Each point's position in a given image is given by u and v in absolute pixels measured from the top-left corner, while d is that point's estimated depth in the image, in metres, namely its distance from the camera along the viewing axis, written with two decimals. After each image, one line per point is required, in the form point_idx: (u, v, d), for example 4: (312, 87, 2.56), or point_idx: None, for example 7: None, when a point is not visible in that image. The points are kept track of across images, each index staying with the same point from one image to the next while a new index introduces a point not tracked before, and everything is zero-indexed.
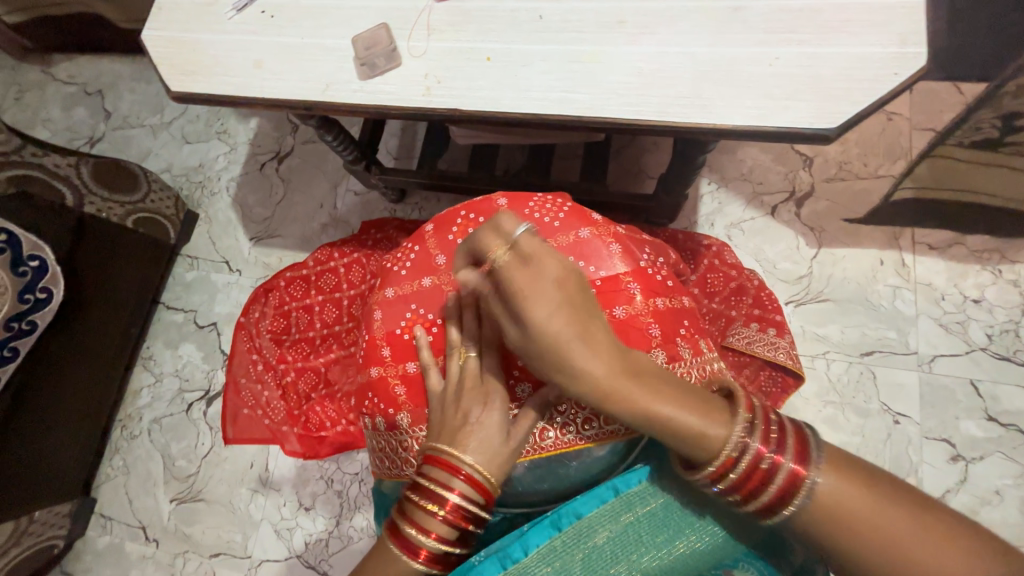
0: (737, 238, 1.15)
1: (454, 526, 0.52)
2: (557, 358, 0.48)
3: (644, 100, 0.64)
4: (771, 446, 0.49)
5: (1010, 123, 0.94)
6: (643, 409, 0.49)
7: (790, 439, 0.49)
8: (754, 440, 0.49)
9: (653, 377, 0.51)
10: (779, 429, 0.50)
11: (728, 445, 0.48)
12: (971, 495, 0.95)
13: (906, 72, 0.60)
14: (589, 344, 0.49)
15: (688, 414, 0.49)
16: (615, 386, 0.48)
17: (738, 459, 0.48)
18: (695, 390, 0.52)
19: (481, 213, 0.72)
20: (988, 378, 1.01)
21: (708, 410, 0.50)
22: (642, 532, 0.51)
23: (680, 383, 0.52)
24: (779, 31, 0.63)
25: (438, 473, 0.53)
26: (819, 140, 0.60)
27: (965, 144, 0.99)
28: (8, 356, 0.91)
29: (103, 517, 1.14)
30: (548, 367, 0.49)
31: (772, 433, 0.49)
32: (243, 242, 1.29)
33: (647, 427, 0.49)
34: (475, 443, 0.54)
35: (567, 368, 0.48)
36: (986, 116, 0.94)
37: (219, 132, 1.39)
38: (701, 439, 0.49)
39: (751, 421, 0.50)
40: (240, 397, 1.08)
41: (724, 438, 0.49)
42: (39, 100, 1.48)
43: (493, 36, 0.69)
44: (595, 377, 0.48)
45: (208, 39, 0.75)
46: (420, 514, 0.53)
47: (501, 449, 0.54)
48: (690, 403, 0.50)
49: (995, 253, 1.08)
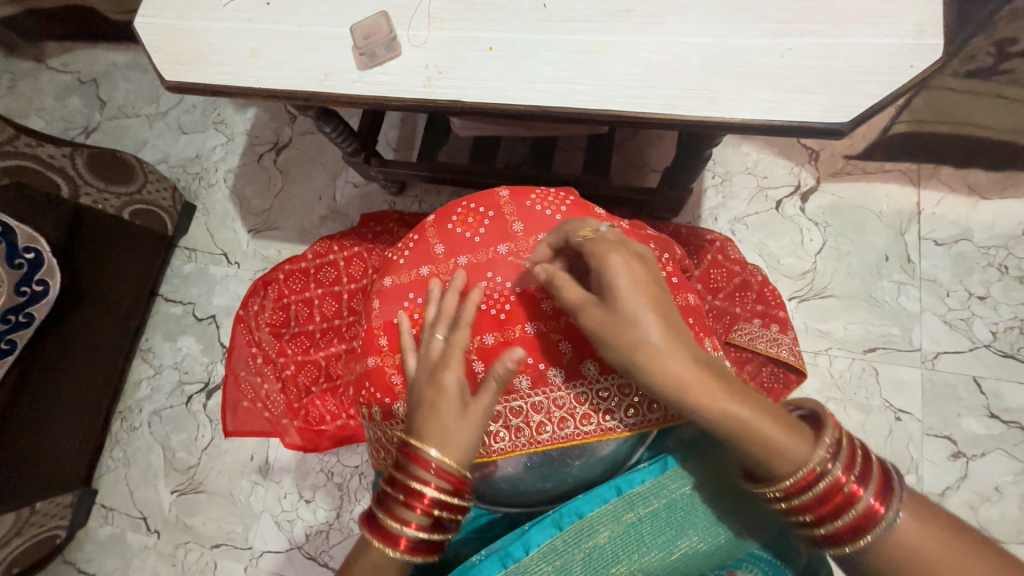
0: (741, 233, 1.13)
1: (429, 517, 0.51)
2: (633, 330, 0.50)
3: (650, 92, 0.62)
4: (852, 476, 0.48)
5: (1005, 50, 0.89)
6: (715, 407, 0.47)
7: (875, 474, 0.48)
8: (835, 467, 0.47)
9: (732, 383, 0.50)
10: (864, 462, 0.48)
11: (810, 460, 0.47)
12: (971, 491, 0.95)
13: (922, 65, 0.58)
14: (670, 329, 0.50)
15: (763, 416, 0.48)
16: (688, 374, 0.48)
17: (817, 479, 0.47)
18: (774, 404, 0.50)
19: (481, 204, 0.71)
20: (991, 375, 1.00)
21: (786, 420, 0.49)
22: (644, 532, 0.50)
23: (756, 393, 0.51)
24: (791, 21, 0.62)
25: (409, 465, 0.52)
26: (832, 135, 0.58)
27: (959, 74, 0.95)
28: (4, 349, 0.91)
29: (105, 508, 1.15)
30: (623, 342, 0.50)
31: (857, 463, 0.48)
32: (242, 234, 1.28)
33: (718, 422, 0.48)
34: (422, 425, 0.53)
35: (645, 346, 0.49)
36: (981, 44, 0.89)
37: (216, 122, 1.37)
38: (775, 450, 0.47)
39: (837, 448, 0.48)
40: (240, 389, 1.07)
41: (803, 457, 0.47)
42: (33, 89, 1.45)
43: (495, 26, 0.67)
44: (672, 356, 0.49)
45: (202, 26, 0.73)
46: (396, 507, 0.52)
47: (462, 426, 0.52)
48: (769, 409, 0.49)
49: (1002, 249, 1.06)
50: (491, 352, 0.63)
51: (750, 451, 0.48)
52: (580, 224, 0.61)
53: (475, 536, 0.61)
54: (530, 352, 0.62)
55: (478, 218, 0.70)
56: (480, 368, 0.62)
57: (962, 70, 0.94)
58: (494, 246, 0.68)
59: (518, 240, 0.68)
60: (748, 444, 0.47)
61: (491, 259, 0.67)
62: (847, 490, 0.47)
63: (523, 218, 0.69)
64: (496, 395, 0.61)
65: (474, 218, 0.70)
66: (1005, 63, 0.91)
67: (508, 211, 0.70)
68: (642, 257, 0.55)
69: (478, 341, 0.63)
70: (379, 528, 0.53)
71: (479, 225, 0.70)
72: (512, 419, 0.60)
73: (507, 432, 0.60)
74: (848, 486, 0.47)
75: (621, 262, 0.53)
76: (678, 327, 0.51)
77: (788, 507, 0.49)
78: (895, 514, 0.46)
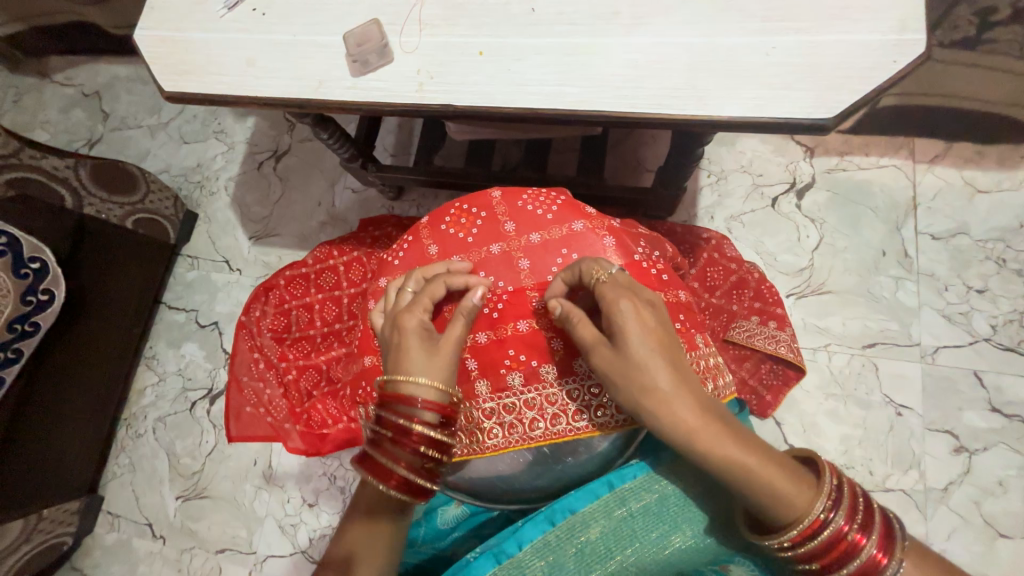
0: (737, 230, 1.13)
1: (417, 455, 0.55)
2: (642, 376, 0.51)
3: (637, 93, 0.63)
4: (855, 524, 0.48)
5: (987, 19, 0.96)
6: (719, 454, 0.48)
7: (877, 522, 0.49)
8: (839, 516, 0.48)
9: (739, 431, 0.50)
10: (866, 510, 0.49)
11: (814, 510, 0.47)
12: (975, 486, 0.95)
13: (905, 59, 0.59)
14: (677, 375, 0.52)
15: (768, 466, 0.48)
16: (694, 419, 0.49)
17: (823, 529, 0.47)
18: (780, 454, 0.51)
19: (474, 205, 0.72)
20: (992, 368, 1.00)
21: (790, 470, 0.49)
22: (636, 527, 0.51)
23: (761, 442, 0.51)
24: (775, 19, 0.62)
25: (394, 404, 0.56)
26: (818, 131, 0.59)
27: (949, 43, 1.00)
28: (11, 357, 0.92)
29: (111, 514, 1.16)
30: (631, 386, 0.52)
31: (858, 512, 0.49)
32: (243, 241, 1.29)
33: (720, 470, 0.48)
34: (392, 361, 0.58)
35: (652, 390, 0.51)
36: (963, 14, 0.96)
37: (217, 131, 1.39)
38: (782, 501, 0.48)
39: (839, 497, 0.49)
40: (243, 395, 1.09)
41: (808, 507, 0.47)
42: (38, 103, 1.48)
43: (485, 30, 0.68)
44: (679, 403, 0.50)
45: (201, 37, 0.74)
46: (386, 446, 0.55)
47: (438, 361, 0.57)
48: (773, 458, 0.49)
49: (998, 242, 1.07)
50: (483, 349, 0.63)
51: (750, 497, 0.48)
52: (594, 261, 0.60)
53: (472, 534, 0.62)
54: (523, 349, 0.62)
55: (471, 219, 0.71)
56: (473, 365, 0.63)
57: (948, 41, 0.99)
58: (487, 246, 0.69)
59: (510, 239, 0.69)
60: (748, 491, 0.48)
61: (484, 259, 0.68)
62: (851, 538, 0.48)
63: (515, 218, 0.70)
64: (489, 392, 0.61)
65: (467, 219, 0.71)
66: (986, 34, 0.97)
67: (499, 212, 0.71)
68: (653, 302, 0.56)
69: (471, 339, 0.63)
70: (371, 468, 0.56)
71: (471, 225, 0.71)
72: (505, 415, 0.61)
73: (500, 428, 0.60)
74: (851, 535, 0.48)
75: (632, 307, 0.54)
76: (686, 374, 0.52)
77: (794, 556, 0.48)
78: (897, 563, 0.47)
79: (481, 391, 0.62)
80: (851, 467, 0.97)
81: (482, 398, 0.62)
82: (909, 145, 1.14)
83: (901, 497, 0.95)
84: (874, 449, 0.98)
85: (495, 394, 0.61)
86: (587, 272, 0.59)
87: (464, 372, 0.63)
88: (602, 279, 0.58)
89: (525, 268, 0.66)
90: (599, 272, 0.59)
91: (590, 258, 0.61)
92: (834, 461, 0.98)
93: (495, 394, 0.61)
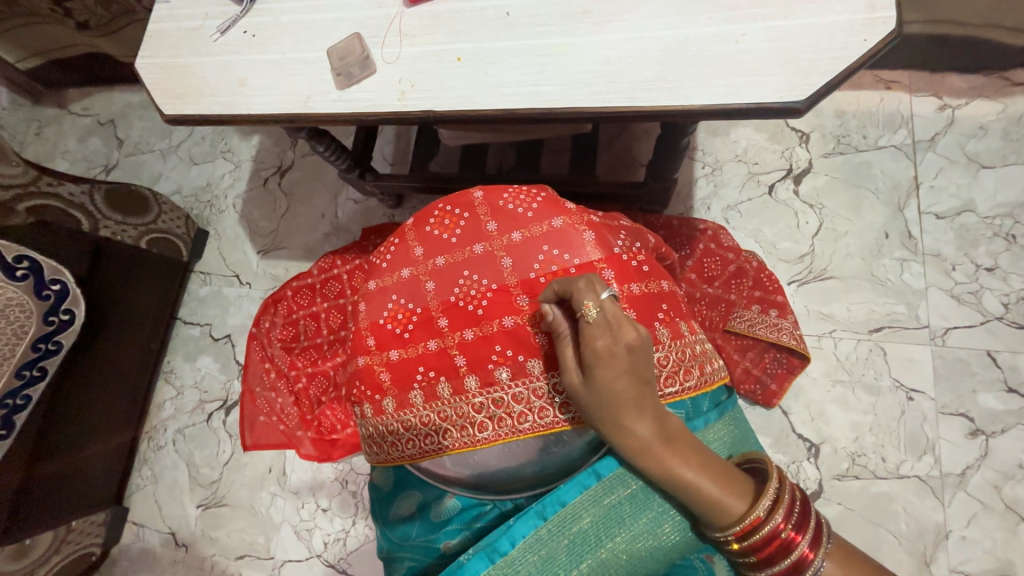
0: (735, 220, 1.12)
1: None
2: (606, 405, 0.54)
3: (611, 89, 0.64)
4: (790, 523, 0.53)
5: None
6: (666, 474, 0.53)
7: (809, 522, 0.54)
8: (776, 517, 0.53)
9: (692, 453, 0.54)
10: (802, 510, 0.54)
11: (752, 517, 0.52)
12: (994, 470, 0.92)
13: (875, 37, 0.59)
14: (640, 404, 0.54)
15: (713, 483, 0.53)
16: (647, 444, 0.53)
17: (761, 525, 0.52)
18: (726, 464, 0.55)
19: (457, 205, 0.74)
20: (1005, 348, 0.97)
21: (733, 480, 0.54)
22: (625, 514, 0.55)
23: (714, 454, 0.55)
24: (745, 7, 0.63)
25: None
26: (790, 114, 0.59)
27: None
28: (37, 375, 0.97)
29: (137, 524, 1.19)
30: (597, 412, 0.55)
31: (795, 511, 0.54)
32: (251, 256, 1.34)
33: (669, 486, 0.53)
34: None
35: (613, 417, 0.54)
36: None
37: (223, 151, 1.44)
38: (722, 511, 0.53)
39: (778, 499, 0.54)
40: (256, 405, 1.12)
41: (745, 513, 0.53)
42: (58, 134, 1.56)
43: (463, 37, 0.70)
44: (640, 431, 0.53)
45: (197, 61, 0.78)
46: None
47: None
48: (718, 476, 0.53)
49: (1007, 218, 1.04)
50: (471, 347, 0.66)
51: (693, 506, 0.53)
52: (588, 284, 0.55)
53: (465, 528, 0.62)
54: (508, 345, 0.65)
55: (454, 220, 0.73)
56: (462, 362, 0.66)
57: None
58: (470, 246, 0.71)
59: (492, 239, 0.70)
60: (688, 502, 0.53)
61: (467, 258, 0.70)
62: (786, 536, 0.53)
63: (496, 218, 0.71)
64: (478, 387, 0.65)
65: (450, 220, 0.73)
66: None
67: (481, 211, 0.72)
68: (629, 336, 0.53)
69: (459, 337, 0.67)
70: None
71: (454, 226, 0.72)
72: (494, 409, 0.64)
73: (491, 421, 0.64)
74: (787, 534, 0.53)
75: (607, 343, 0.53)
76: (653, 402, 0.54)
77: (735, 546, 0.54)
78: (821, 559, 0.53)
79: (470, 386, 0.65)
80: (862, 455, 0.95)
81: (471, 393, 0.65)
82: (909, 124, 1.12)
83: (918, 483, 0.93)
84: (886, 435, 0.96)
85: (483, 389, 0.65)
86: (575, 300, 0.54)
87: (410, 375, 0.68)
88: (590, 312, 0.54)
89: (508, 266, 0.68)
90: (589, 302, 0.54)
91: (583, 279, 0.55)
92: (846, 448, 0.96)
93: (484, 387, 0.65)
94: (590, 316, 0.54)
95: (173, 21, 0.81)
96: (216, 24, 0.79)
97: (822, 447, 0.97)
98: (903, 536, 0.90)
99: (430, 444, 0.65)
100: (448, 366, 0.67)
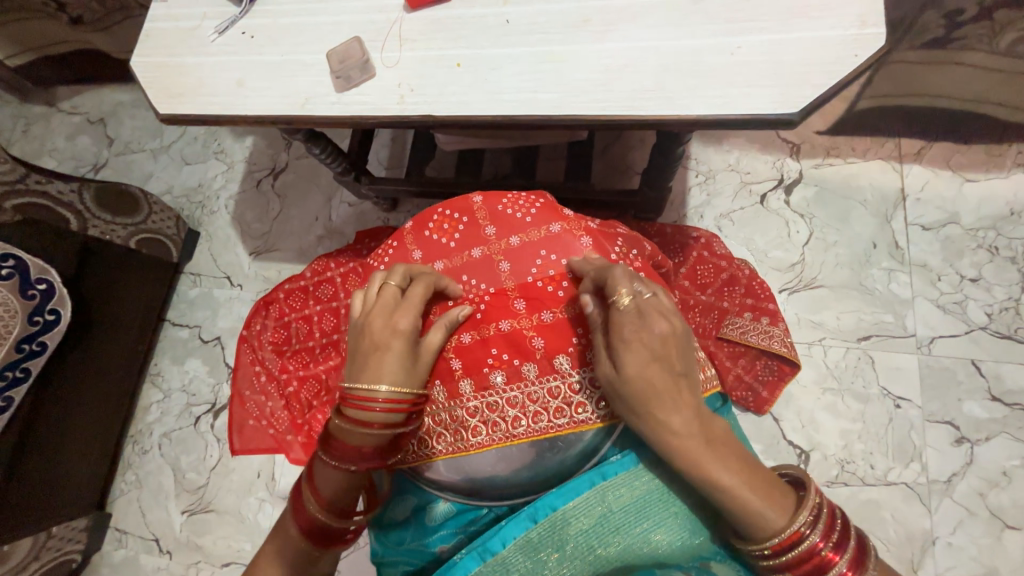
0: (727, 229, 1.14)
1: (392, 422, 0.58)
2: (641, 400, 0.55)
3: (609, 96, 0.65)
4: (830, 542, 0.53)
5: (955, 20, 0.99)
6: (703, 472, 0.53)
7: (849, 542, 0.54)
8: (814, 533, 0.53)
9: (728, 452, 0.54)
10: (843, 531, 0.54)
11: (789, 527, 0.52)
12: (979, 477, 0.93)
13: (867, 53, 0.61)
14: (675, 399, 0.54)
15: (750, 488, 0.53)
16: (682, 438, 0.53)
17: (799, 541, 0.52)
18: (765, 472, 0.55)
19: (456, 209, 0.74)
20: (990, 357, 0.99)
21: (772, 491, 0.54)
22: (618, 520, 0.55)
23: (753, 459, 0.55)
24: (740, 20, 0.64)
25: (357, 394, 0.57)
26: (785, 126, 0.61)
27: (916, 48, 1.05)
28: (20, 376, 0.94)
29: (119, 531, 1.16)
30: (631, 407, 0.56)
31: (834, 531, 0.53)
32: (243, 257, 1.32)
33: (704, 485, 0.53)
34: (386, 366, 0.58)
35: (649, 412, 0.55)
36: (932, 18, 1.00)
37: (217, 151, 1.43)
38: (762, 519, 0.52)
39: (818, 516, 0.53)
40: (246, 408, 1.10)
41: (783, 523, 0.52)
42: (46, 132, 1.53)
43: (462, 43, 0.70)
44: (676, 424, 0.54)
45: (194, 62, 0.77)
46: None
47: (413, 370, 0.60)
48: (756, 479, 0.54)
49: (990, 230, 1.07)
50: (466, 350, 0.65)
51: (728, 510, 0.53)
52: (625, 275, 0.59)
53: (460, 531, 0.62)
54: (504, 348, 0.65)
55: (453, 224, 0.73)
56: (457, 365, 0.65)
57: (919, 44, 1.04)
58: (468, 250, 0.71)
59: (490, 242, 0.71)
60: (724, 506, 0.53)
61: (465, 262, 0.70)
62: (824, 555, 0.53)
63: (495, 223, 0.72)
64: (473, 391, 0.65)
65: (449, 224, 0.73)
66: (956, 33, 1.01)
67: (480, 216, 0.72)
68: (662, 324, 0.56)
69: (454, 340, 0.66)
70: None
71: (453, 230, 0.73)
72: (488, 414, 0.64)
73: (485, 426, 0.63)
74: (827, 552, 0.53)
75: (641, 333, 0.56)
76: (687, 396, 0.55)
77: (773, 562, 0.53)
78: None
79: (465, 389, 0.65)
80: (851, 462, 0.96)
81: (466, 397, 0.65)
82: (897, 139, 1.15)
83: (905, 490, 0.94)
84: (874, 442, 0.97)
85: (478, 393, 0.64)
86: (610, 285, 0.58)
87: None
88: (624, 299, 0.57)
89: (506, 269, 0.69)
90: (624, 290, 0.57)
91: (619, 269, 0.59)
92: (835, 455, 0.97)
93: (478, 392, 0.64)
94: (625, 304, 0.57)
95: (170, 20, 0.81)
96: (213, 25, 0.79)
97: (811, 454, 0.98)
98: (890, 543, 0.92)
99: (423, 450, 0.65)
100: (443, 369, 0.66)
